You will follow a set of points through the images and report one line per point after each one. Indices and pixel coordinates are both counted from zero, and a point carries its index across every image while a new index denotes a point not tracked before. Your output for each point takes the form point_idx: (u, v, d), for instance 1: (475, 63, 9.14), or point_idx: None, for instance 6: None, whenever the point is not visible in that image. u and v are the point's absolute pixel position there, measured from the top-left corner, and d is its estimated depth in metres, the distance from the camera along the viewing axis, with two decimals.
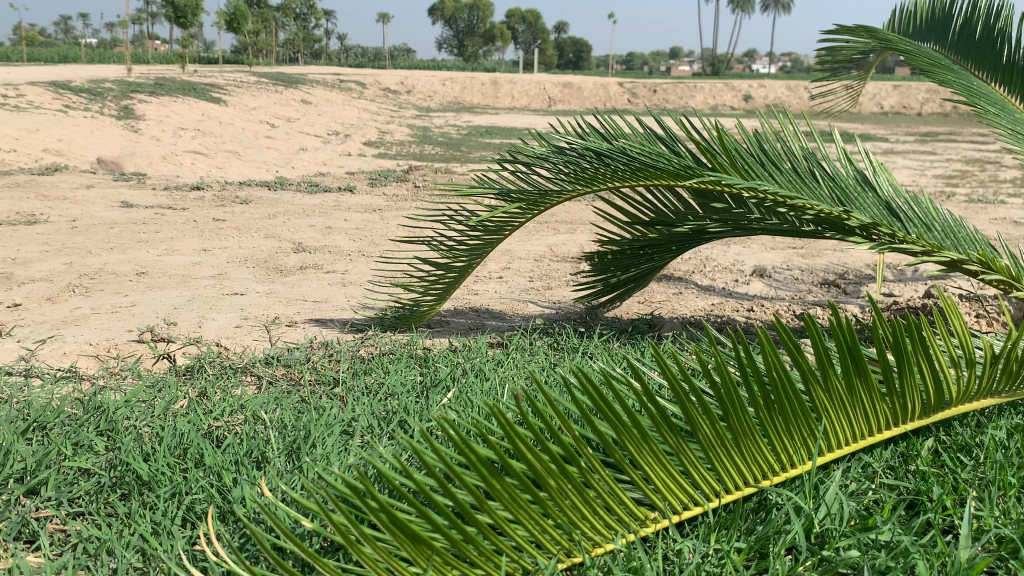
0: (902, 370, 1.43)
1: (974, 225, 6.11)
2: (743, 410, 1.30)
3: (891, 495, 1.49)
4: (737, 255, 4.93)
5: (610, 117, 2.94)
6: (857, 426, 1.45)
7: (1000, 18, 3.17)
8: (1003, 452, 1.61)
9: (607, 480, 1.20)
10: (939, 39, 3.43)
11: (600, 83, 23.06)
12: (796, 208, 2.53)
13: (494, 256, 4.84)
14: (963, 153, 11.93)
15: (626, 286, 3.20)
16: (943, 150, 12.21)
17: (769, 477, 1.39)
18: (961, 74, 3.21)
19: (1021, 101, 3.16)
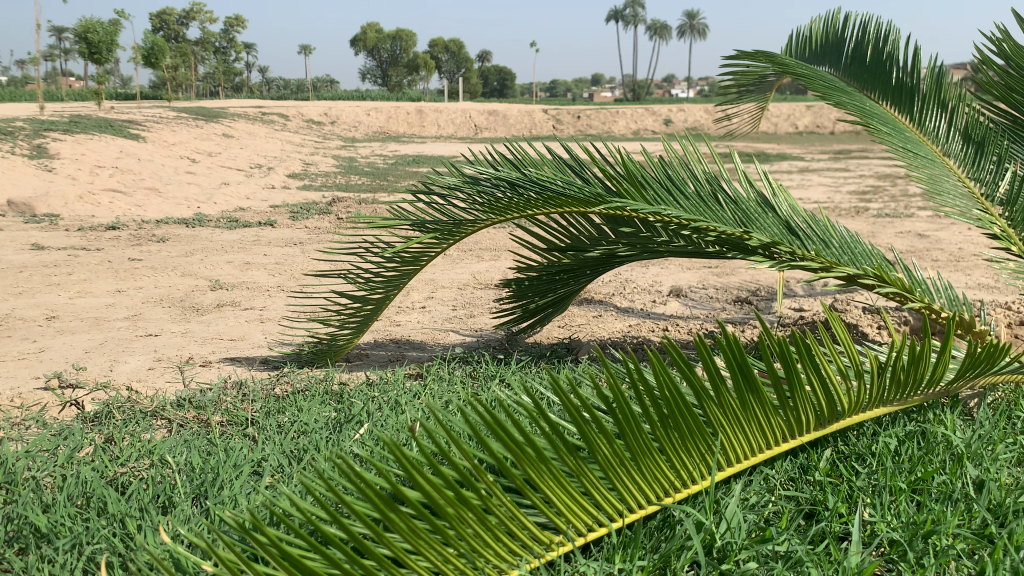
0: (792, 383, 1.50)
1: (882, 238, 6.34)
2: (640, 429, 1.34)
3: (790, 506, 1.54)
4: (656, 276, 5.02)
5: (520, 145, 2.97)
6: (752, 439, 1.51)
7: (888, 42, 3.31)
8: (895, 457, 1.69)
9: (508, 506, 1.22)
10: (832, 61, 3.57)
11: (525, 110, 23.30)
12: (699, 230, 2.61)
13: (416, 286, 4.85)
14: (875, 169, 12.37)
15: (544, 311, 3.22)
16: (857, 167, 12.65)
17: (671, 495, 1.43)
18: (854, 95, 3.37)
19: (911, 120, 3.32)
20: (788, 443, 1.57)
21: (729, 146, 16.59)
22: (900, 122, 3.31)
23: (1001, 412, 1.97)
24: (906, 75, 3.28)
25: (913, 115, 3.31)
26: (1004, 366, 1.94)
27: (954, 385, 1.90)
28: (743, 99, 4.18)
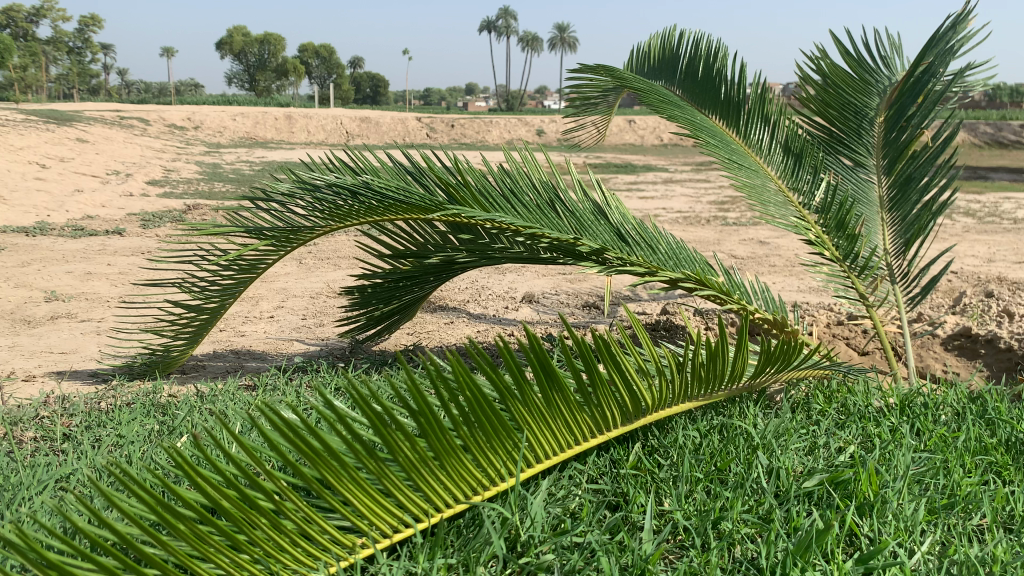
0: (595, 381, 1.57)
1: (729, 245, 6.64)
2: (444, 431, 1.37)
3: (595, 499, 1.61)
4: (511, 283, 5.09)
5: (361, 152, 2.95)
6: (558, 435, 1.58)
7: (717, 59, 3.45)
8: (698, 449, 1.80)
9: (303, 509, 1.23)
10: (667, 75, 3.71)
11: (397, 118, 23.18)
12: (533, 237, 2.68)
13: (267, 295, 4.75)
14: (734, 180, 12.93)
15: (389, 318, 3.18)
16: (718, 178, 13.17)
17: (479, 493, 1.47)
18: (686, 109, 3.53)
19: (737, 133, 3.50)
20: (593, 438, 1.65)
21: (597, 158, 16.94)
22: (727, 134, 3.49)
23: (801, 404, 2.12)
24: (733, 92, 3.45)
25: (739, 129, 3.49)
26: (800, 361, 2.10)
27: (757, 380, 2.03)
28: (588, 111, 4.30)
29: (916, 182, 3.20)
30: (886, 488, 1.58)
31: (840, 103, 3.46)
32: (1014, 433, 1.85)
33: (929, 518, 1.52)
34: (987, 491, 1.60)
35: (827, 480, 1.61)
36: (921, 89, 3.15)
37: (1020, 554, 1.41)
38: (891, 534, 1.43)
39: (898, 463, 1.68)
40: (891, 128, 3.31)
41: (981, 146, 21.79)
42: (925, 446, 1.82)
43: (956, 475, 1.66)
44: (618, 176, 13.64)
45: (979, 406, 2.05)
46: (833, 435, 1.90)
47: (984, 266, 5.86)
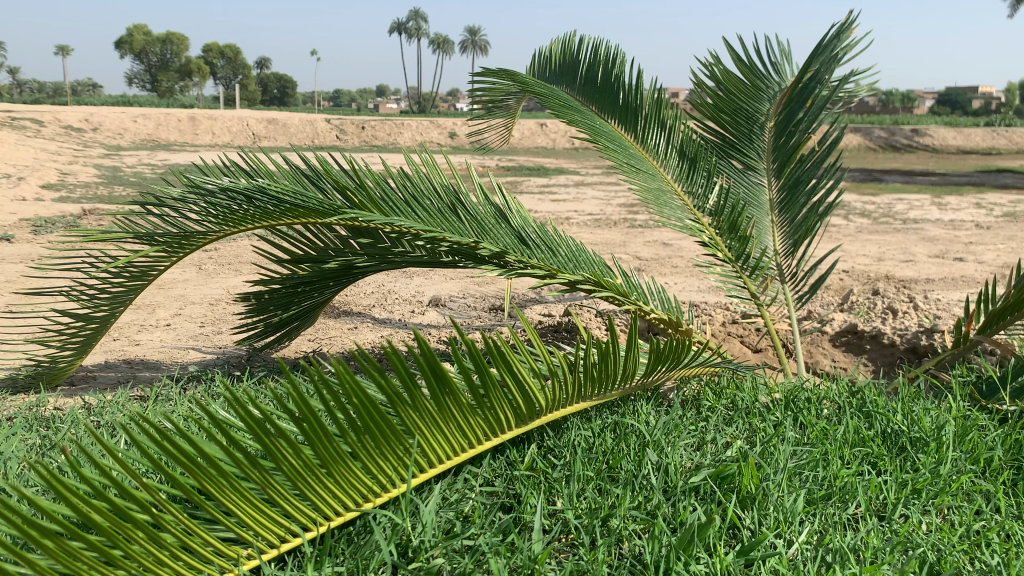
0: (487, 386, 1.58)
1: (635, 246, 6.76)
2: (331, 438, 1.36)
3: (488, 501, 1.62)
4: (418, 287, 5.07)
5: (257, 156, 2.89)
6: (451, 439, 1.59)
7: (616, 65, 3.51)
8: (592, 448, 1.82)
9: (184, 521, 1.20)
10: (566, 79, 3.73)
11: (307, 120, 22.81)
12: (432, 241, 2.66)
13: (165, 302, 4.61)
14: None
15: (289, 324, 3.13)
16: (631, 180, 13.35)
17: (370, 500, 1.47)
18: (587, 114, 3.57)
19: (635, 137, 3.57)
20: (487, 441, 1.66)
21: (509, 160, 16.99)
22: (625, 139, 3.55)
23: (692, 402, 2.17)
24: (631, 97, 3.51)
25: (637, 134, 3.56)
26: (691, 360, 2.16)
27: (649, 378, 2.08)
28: (489, 115, 4.32)
29: (804, 185, 3.33)
30: (768, 481, 1.63)
31: (732, 109, 3.56)
32: (889, 424, 1.92)
33: (807, 509, 1.58)
34: (861, 481, 1.67)
35: (713, 474, 1.65)
36: (809, 95, 3.27)
37: (888, 540, 1.47)
38: (770, 526, 1.48)
39: (780, 456, 1.73)
40: (781, 132, 3.42)
41: (875, 149, 22.72)
42: (807, 439, 1.89)
43: (834, 466, 1.73)
44: (530, 178, 13.72)
45: (858, 398, 2.13)
46: (721, 431, 1.96)
47: (876, 264, 6.10)
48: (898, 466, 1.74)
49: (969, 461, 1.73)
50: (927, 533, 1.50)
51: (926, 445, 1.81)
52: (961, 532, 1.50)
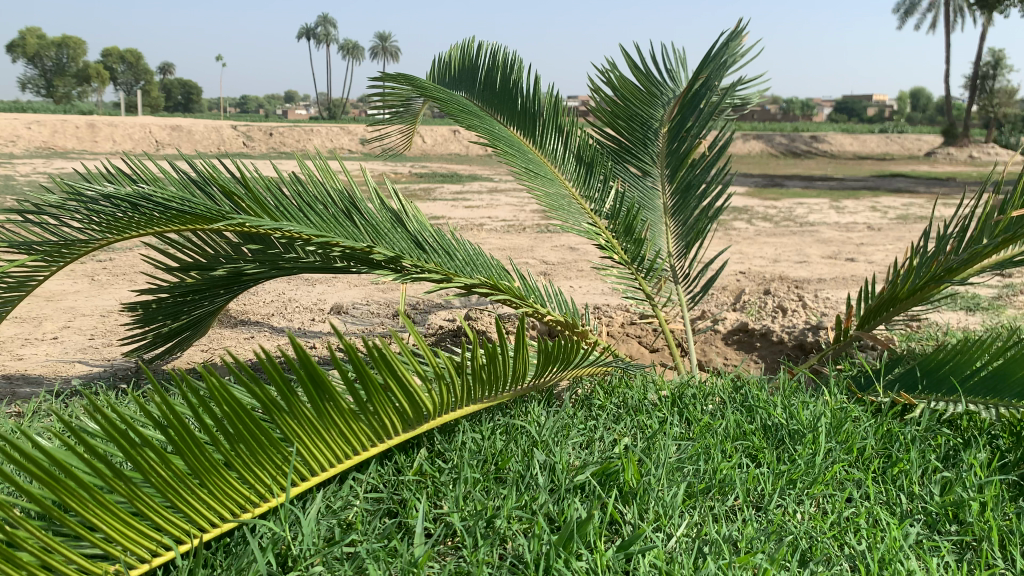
0: (369, 391, 1.57)
1: (543, 251, 6.81)
2: (203, 448, 1.33)
3: (373, 507, 1.61)
4: (320, 294, 4.99)
5: (142, 161, 2.79)
6: (333, 445, 1.57)
7: (514, 70, 3.52)
8: (480, 450, 1.82)
9: (42, 538, 1.16)
10: (465, 84, 3.69)
11: (212, 126, 22.25)
12: (324, 246, 2.61)
13: (52, 315, 4.42)
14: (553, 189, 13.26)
15: (179, 334, 3.04)
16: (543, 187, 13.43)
17: (248, 510, 1.44)
18: (486, 119, 3.56)
19: (534, 143, 3.59)
20: (371, 447, 1.64)
21: (420, 167, 16.92)
22: (524, 144, 3.57)
23: (583, 401, 2.20)
24: (529, 103, 3.53)
25: (536, 139, 3.58)
26: (582, 359, 2.18)
27: (540, 379, 2.10)
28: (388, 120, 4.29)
29: (695, 189, 3.45)
30: (649, 476, 1.65)
31: (628, 115, 3.62)
32: (770, 417, 1.98)
33: (687, 502, 1.61)
34: (741, 473, 1.71)
35: (599, 471, 1.66)
36: (699, 102, 3.38)
37: (763, 529, 1.50)
38: (649, 520, 1.50)
39: (663, 452, 1.76)
40: (673, 137, 3.52)
41: (776, 154, 23.46)
42: (691, 435, 1.93)
43: (715, 460, 1.77)
44: (443, 185, 13.69)
45: (743, 394, 2.18)
46: (609, 429, 1.98)
47: (772, 266, 6.29)
48: (776, 458, 1.78)
49: (842, 450, 1.79)
50: (800, 521, 1.55)
51: (804, 437, 1.87)
52: (832, 518, 1.54)
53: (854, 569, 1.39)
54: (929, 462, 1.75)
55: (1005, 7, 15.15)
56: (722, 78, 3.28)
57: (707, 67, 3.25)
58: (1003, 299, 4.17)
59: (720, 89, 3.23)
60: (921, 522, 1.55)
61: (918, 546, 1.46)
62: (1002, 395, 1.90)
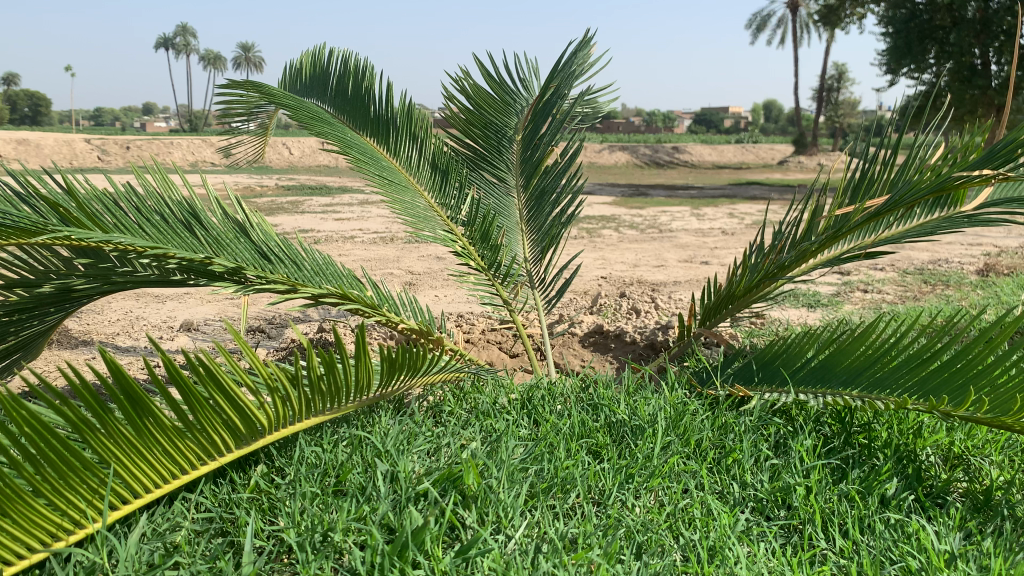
0: (193, 406, 1.50)
1: (408, 261, 6.75)
2: (4, 475, 1.23)
3: (202, 528, 1.54)
4: (171, 312, 4.77)
5: None
6: (156, 465, 1.49)
7: (366, 77, 3.42)
8: (320, 463, 1.77)
9: None
10: (317, 91, 3.56)
11: (61, 140, 21.07)
12: (160, 259, 2.44)
13: None
14: (422, 200, 13.19)
15: (8, 358, 2.78)
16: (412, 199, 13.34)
17: (60, 539, 1.36)
18: (337, 126, 3.43)
19: (388, 150, 3.49)
20: (201, 465, 1.57)
21: (288, 180, 16.54)
22: (377, 152, 3.46)
23: (432, 408, 2.17)
24: (382, 109, 3.44)
25: (390, 146, 3.48)
26: (431, 366, 2.15)
27: (387, 389, 2.05)
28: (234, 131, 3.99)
29: (549, 196, 3.47)
30: (490, 480, 1.64)
31: (483, 124, 3.57)
32: (614, 415, 2.02)
33: (528, 503, 1.61)
34: (582, 471, 1.72)
35: (442, 478, 1.63)
36: (550, 110, 3.42)
37: (600, 524, 1.52)
38: (486, 524, 1.49)
39: (505, 454, 1.76)
40: (527, 145, 3.53)
41: (641, 165, 24.17)
42: (536, 435, 1.93)
43: (557, 460, 1.77)
44: (310, 198, 13.42)
45: (589, 394, 2.20)
46: (456, 434, 1.96)
47: (632, 271, 6.45)
48: (617, 455, 1.81)
49: (681, 445, 1.84)
50: (637, 514, 1.57)
51: (645, 432, 1.91)
52: (667, 510, 1.57)
53: (685, 559, 1.42)
54: (760, 451, 1.81)
55: (846, 23, 16.10)
56: (572, 87, 3.34)
57: (557, 75, 3.31)
58: (841, 295, 4.40)
59: (571, 97, 3.27)
60: (751, 509, 1.60)
61: (746, 532, 1.51)
62: (830, 383, 1.99)
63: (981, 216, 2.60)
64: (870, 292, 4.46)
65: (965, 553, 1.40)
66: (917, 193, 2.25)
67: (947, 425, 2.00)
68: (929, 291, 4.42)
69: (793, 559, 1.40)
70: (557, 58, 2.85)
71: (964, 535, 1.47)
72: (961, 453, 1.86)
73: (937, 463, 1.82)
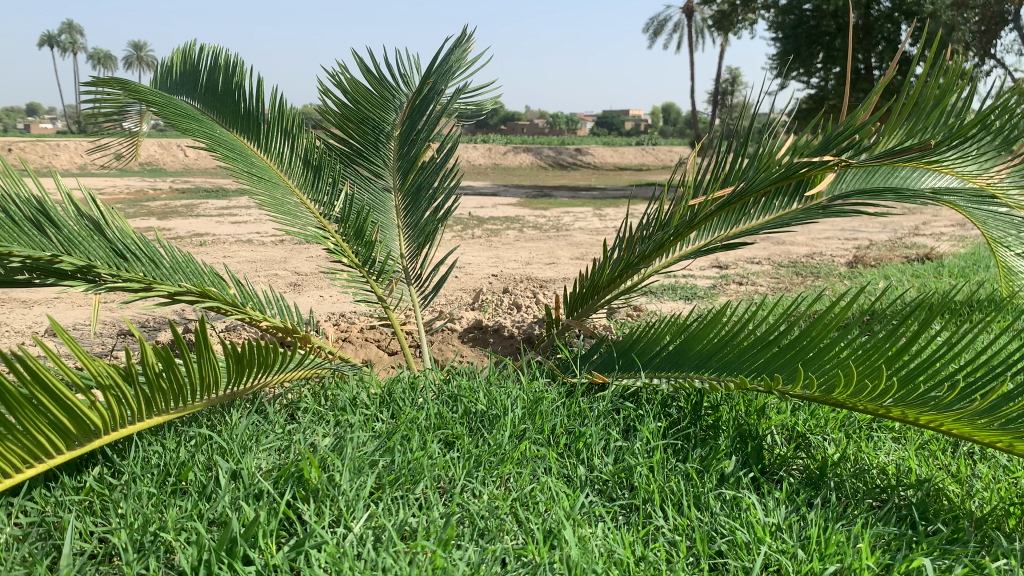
0: (13, 404, 1.42)
1: (298, 262, 6.64)
2: None
3: (24, 532, 1.47)
4: (38, 316, 4.56)
5: None
6: None
7: (236, 71, 3.15)
8: (161, 463, 1.71)
9: None
10: (186, 87, 3.22)
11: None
12: (5, 256, 2.24)
13: None
14: (321, 203, 12.99)
15: None
16: (310, 202, 13.11)
17: None
18: (206, 122, 3.18)
19: (259, 145, 3.24)
20: (25, 467, 1.50)
21: (185, 183, 16.03)
22: (247, 148, 3.22)
23: (289, 406, 2.12)
24: (253, 104, 3.19)
25: (261, 141, 3.24)
26: (287, 364, 2.09)
27: (238, 387, 1.99)
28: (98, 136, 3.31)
29: (425, 191, 3.35)
30: (332, 472, 1.62)
31: (359, 118, 3.39)
32: (473, 405, 2.02)
33: (374, 495, 1.59)
34: (432, 460, 1.72)
35: (285, 474, 1.60)
36: (426, 107, 3.31)
37: (443, 512, 1.51)
38: (325, 518, 1.47)
39: (356, 447, 1.74)
40: (403, 142, 3.39)
41: (543, 166, 24.39)
42: (392, 427, 1.91)
43: (408, 451, 1.76)
44: (206, 201, 13.04)
45: (452, 386, 2.19)
46: (309, 429, 1.92)
47: (524, 269, 6.50)
48: (468, 443, 1.81)
49: (535, 431, 1.85)
50: (482, 500, 1.57)
51: (502, 421, 1.91)
52: (512, 496, 1.58)
53: (523, 542, 1.43)
54: (609, 435, 1.85)
55: (737, 28, 16.60)
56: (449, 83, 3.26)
57: (434, 72, 3.22)
58: (718, 287, 4.53)
59: (450, 92, 3.22)
60: (596, 491, 1.63)
61: (587, 514, 1.53)
62: (682, 368, 2.03)
63: (835, 206, 2.70)
64: (745, 285, 4.60)
65: (790, 525, 1.45)
66: (766, 184, 2.32)
67: (792, 406, 2.05)
68: (800, 282, 4.59)
69: (628, 538, 1.42)
70: (436, 55, 2.89)
71: (791, 507, 1.53)
72: (804, 432, 1.91)
73: (780, 443, 1.86)
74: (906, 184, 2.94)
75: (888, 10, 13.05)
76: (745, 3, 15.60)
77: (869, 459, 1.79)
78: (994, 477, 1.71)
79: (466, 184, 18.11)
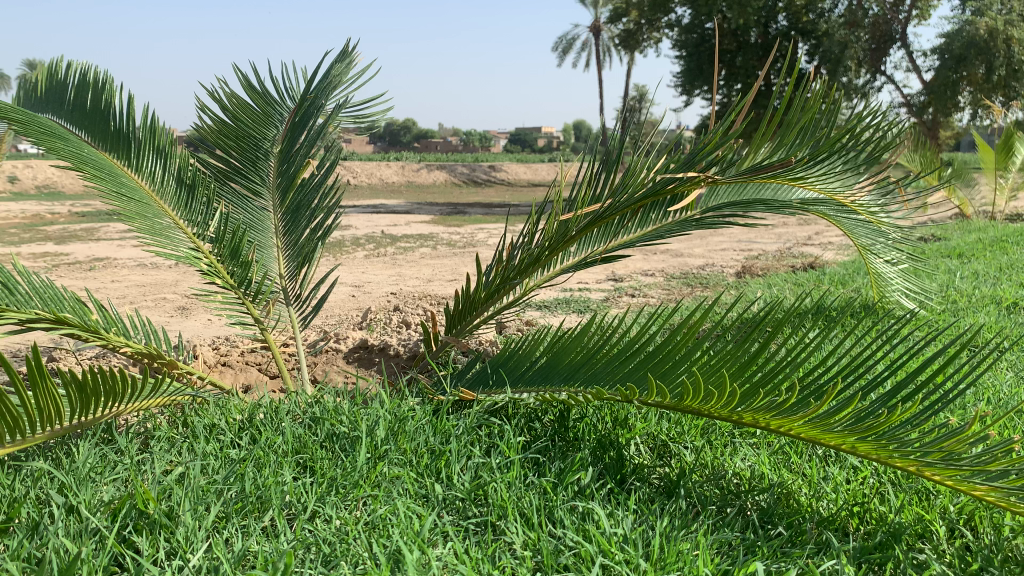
0: None
1: (193, 283, 6.45)
2: None
3: None
4: None
5: None
6: None
7: (107, 87, 2.78)
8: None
9: None
10: (50, 104, 2.81)
11: None
12: None
13: None
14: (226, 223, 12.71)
15: None
16: (214, 223, 12.81)
17: None
18: (71, 141, 2.78)
19: (131, 164, 2.89)
20: None
21: (83, 206, 15.48)
22: (117, 167, 2.86)
23: (144, 435, 2.03)
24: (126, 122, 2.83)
25: (133, 161, 2.88)
26: (141, 393, 1.99)
27: (85, 419, 1.88)
28: None
29: (305, 209, 3.11)
30: (173, 504, 1.56)
31: (237, 135, 3.09)
32: (335, 427, 1.96)
33: (218, 524, 1.53)
34: (283, 486, 1.66)
35: (127, 506, 1.53)
36: (307, 122, 3.09)
37: (288, 540, 1.47)
38: (158, 551, 1.41)
39: (203, 477, 1.67)
40: (283, 159, 3.14)
41: (456, 184, 24.42)
42: (248, 453, 1.85)
43: (260, 477, 1.70)
44: (107, 223, 12.61)
45: (316, 408, 2.13)
46: (160, 458, 1.84)
47: (425, 286, 6.45)
48: (324, 468, 1.76)
49: (395, 452, 1.82)
50: (333, 526, 1.52)
51: (365, 443, 1.87)
52: (363, 520, 1.54)
53: (366, 566, 1.39)
54: (471, 451, 1.83)
55: (643, 47, 16.97)
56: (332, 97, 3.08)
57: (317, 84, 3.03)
58: (609, 300, 4.56)
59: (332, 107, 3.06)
60: (451, 510, 1.61)
61: (437, 533, 1.50)
62: (552, 381, 2.02)
63: (705, 219, 2.75)
64: (636, 297, 4.64)
65: (637, 536, 1.45)
66: (634, 196, 2.33)
67: (657, 415, 2.08)
68: (689, 293, 4.67)
69: (476, 556, 1.40)
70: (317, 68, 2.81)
71: (641, 517, 1.53)
72: (667, 441, 1.94)
73: (642, 454, 1.88)
74: (775, 197, 3.01)
75: (784, 30, 13.52)
76: (650, 22, 15.97)
77: (727, 465, 1.82)
78: (843, 478, 1.75)
79: (378, 202, 17.96)
